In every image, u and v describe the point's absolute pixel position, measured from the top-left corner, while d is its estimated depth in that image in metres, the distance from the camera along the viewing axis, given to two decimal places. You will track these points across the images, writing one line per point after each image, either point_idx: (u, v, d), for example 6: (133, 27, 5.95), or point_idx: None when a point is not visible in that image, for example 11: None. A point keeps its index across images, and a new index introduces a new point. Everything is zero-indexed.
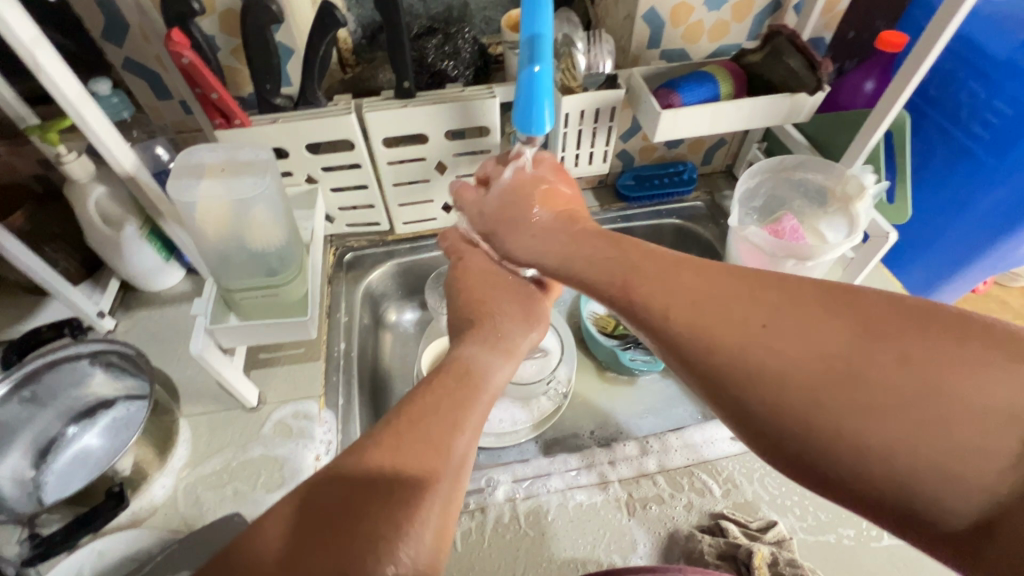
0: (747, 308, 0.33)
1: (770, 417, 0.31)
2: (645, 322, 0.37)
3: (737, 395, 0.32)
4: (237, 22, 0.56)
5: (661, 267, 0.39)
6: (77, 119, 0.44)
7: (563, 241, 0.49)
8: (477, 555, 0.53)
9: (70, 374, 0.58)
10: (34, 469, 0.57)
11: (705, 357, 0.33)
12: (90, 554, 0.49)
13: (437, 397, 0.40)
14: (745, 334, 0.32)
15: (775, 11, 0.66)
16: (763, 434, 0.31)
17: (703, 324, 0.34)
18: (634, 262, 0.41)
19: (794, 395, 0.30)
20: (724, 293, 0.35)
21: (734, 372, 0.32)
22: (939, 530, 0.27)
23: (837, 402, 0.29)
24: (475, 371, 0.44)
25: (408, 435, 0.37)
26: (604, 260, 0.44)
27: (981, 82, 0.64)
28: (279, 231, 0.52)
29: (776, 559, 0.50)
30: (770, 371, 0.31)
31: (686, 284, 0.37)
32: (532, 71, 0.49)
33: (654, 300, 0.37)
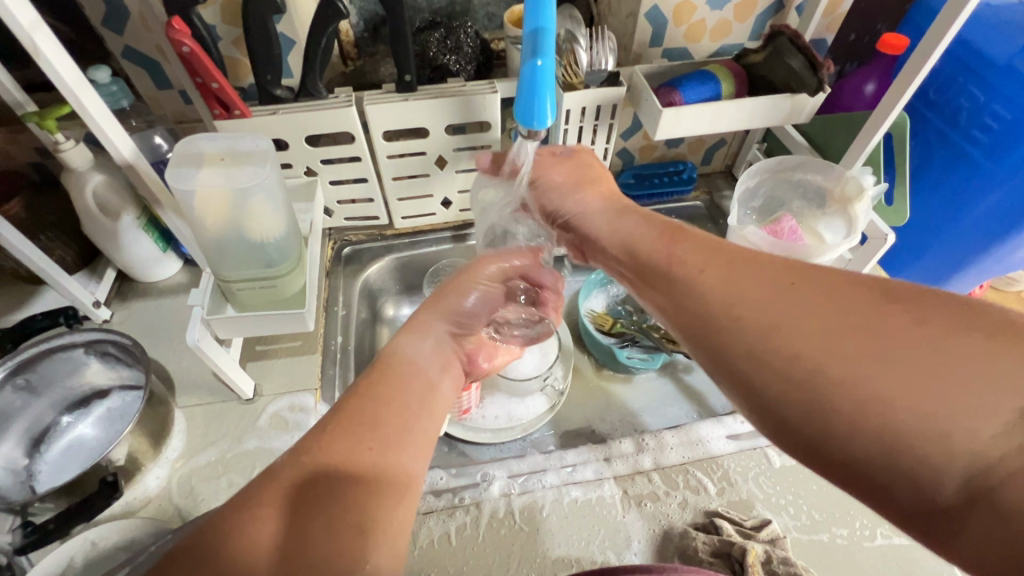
0: (780, 272, 0.36)
1: (784, 365, 0.32)
2: (681, 285, 0.40)
3: (756, 344, 0.34)
4: (238, 12, 0.56)
5: (705, 243, 0.42)
6: (75, 105, 0.43)
7: (617, 224, 0.51)
8: (471, 550, 0.53)
9: (67, 363, 0.57)
10: (28, 458, 0.56)
11: (735, 308, 0.36)
12: (83, 543, 0.49)
13: (385, 389, 0.41)
14: (773, 291, 0.35)
15: (777, 12, 0.66)
16: (773, 383, 0.33)
17: (739, 283, 0.37)
18: (679, 239, 0.45)
19: (809, 343, 0.32)
20: (759, 267, 0.37)
21: (759, 323, 0.34)
22: (929, 495, 0.28)
23: (848, 352, 0.31)
24: (419, 358, 0.45)
25: (348, 433, 0.37)
26: (647, 241, 0.47)
27: (980, 86, 0.65)
28: (278, 222, 0.52)
29: (769, 557, 0.50)
30: (786, 333, 0.33)
31: (729, 254, 0.40)
32: (534, 65, 0.49)
33: (695, 270, 0.40)
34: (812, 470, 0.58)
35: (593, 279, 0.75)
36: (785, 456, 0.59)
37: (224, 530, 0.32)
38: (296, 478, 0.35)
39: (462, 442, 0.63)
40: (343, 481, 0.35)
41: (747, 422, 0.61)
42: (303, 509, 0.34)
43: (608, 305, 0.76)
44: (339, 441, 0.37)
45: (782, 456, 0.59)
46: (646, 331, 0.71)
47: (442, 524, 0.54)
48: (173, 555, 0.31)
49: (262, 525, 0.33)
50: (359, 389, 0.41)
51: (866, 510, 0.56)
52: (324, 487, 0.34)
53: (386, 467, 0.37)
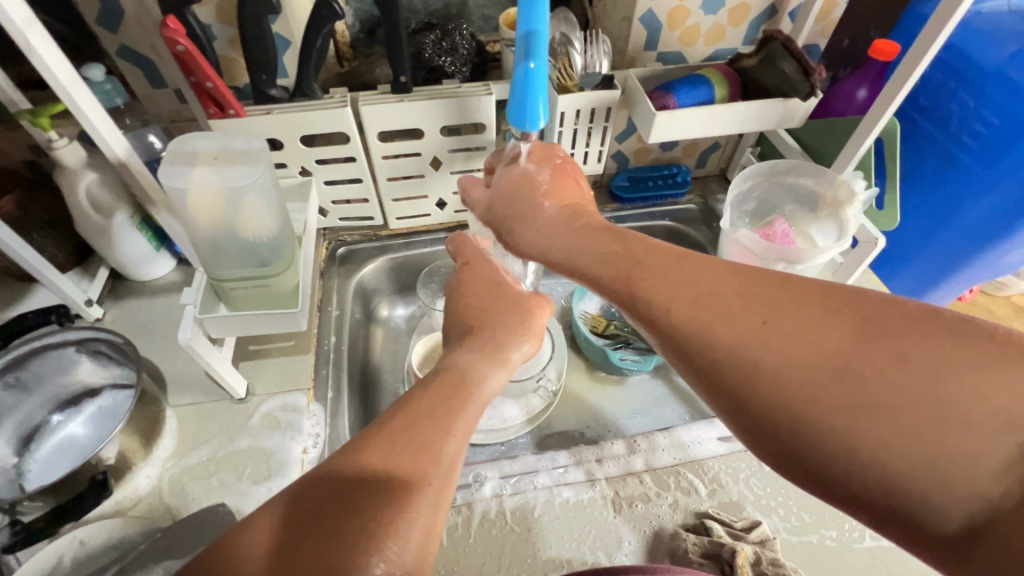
0: (748, 304, 0.33)
1: (767, 416, 0.31)
2: (645, 317, 0.37)
3: (734, 390, 0.33)
4: (233, 12, 0.56)
5: (664, 259, 0.39)
6: (68, 104, 0.43)
7: (565, 234, 0.47)
8: (462, 551, 0.53)
9: (57, 361, 0.57)
10: (17, 456, 0.56)
11: (708, 347, 0.34)
12: (72, 541, 0.49)
13: (428, 399, 0.38)
14: (744, 331, 0.33)
15: (770, 17, 0.66)
16: (761, 429, 0.32)
17: (704, 318, 0.34)
18: (636, 253, 0.41)
19: (791, 392, 0.30)
20: (724, 292, 0.35)
21: (733, 368, 0.33)
22: (931, 530, 0.28)
23: (832, 400, 0.29)
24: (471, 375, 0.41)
25: (395, 433, 0.35)
26: (606, 254, 0.43)
27: (970, 92, 0.65)
28: (271, 223, 0.52)
29: (759, 558, 0.50)
30: (766, 376, 0.31)
31: (689, 275, 0.37)
32: (527, 68, 0.49)
33: (658, 295, 0.37)
34: None
35: (586, 281, 0.75)
36: None
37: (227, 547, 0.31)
38: (320, 484, 0.33)
39: None
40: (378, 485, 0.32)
41: None
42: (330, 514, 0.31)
43: (602, 307, 0.76)
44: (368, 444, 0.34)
45: None
46: (639, 333, 0.72)
47: None
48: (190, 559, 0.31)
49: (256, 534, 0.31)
50: (406, 398, 0.38)
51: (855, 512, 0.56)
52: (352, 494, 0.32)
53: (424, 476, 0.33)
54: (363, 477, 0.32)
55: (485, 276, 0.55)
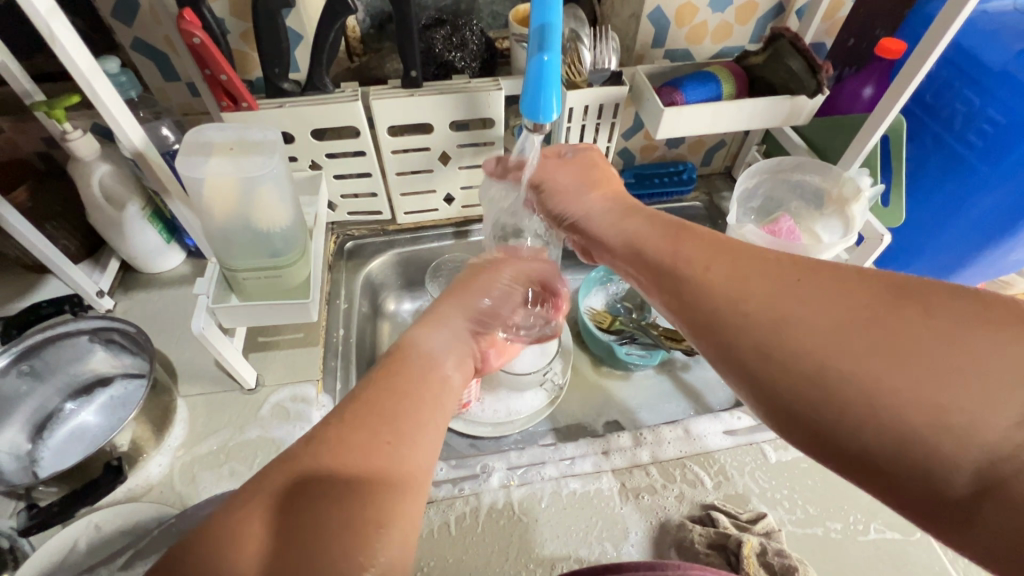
0: (782, 269, 0.36)
1: (794, 363, 0.32)
2: (681, 280, 0.40)
3: (761, 340, 0.34)
4: (247, 6, 0.57)
5: (706, 237, 0.42)
6: (87, 92, 0.44)
7: (617, 216, 0.50)
8: (470, 540, 0.54)
9: (72, 350, 0.58)
10: (31, 443, 0.57)
11: (738, 304, 0.36)
12: (87, 526, 0.51)
13: (396, 384, 0.40)
14: (775, 288, 0.35)
15: (778, 15, 0.67)
16: (781, 378, 0.33)
17: (739, 278, 0.37)
18: (683, 233, 0.44)
19: (816, 340, 0.32)
20: (759, 259, 0.37)
21: (762, 320, 0.34)
22: (942, 488, 0.29)
23: (857, 349, 0.31)
24: (428, 353, 0.44)
25: (364, 426, 0.37)
26: (651, 233, 0.46)
27: (976, 90, 0.66)
28: (284, 214, 0.52)
29: (765, 549, 0.51)
30: (795, 326, 0.33)
31: (728, 249, 0.40)
32: (540, 61, 0.50)
33: (694, 264, 0.40)
34: (807, 465, 0.59)
35: (592, 277, 0.76)
36: (781, 452, 0.60)
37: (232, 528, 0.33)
38: (306, 483, 0.34)
39: (462, 435, 0.64)
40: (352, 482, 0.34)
41: (744, 417, 0.62)
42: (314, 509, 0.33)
43: (608, 303, 0.77)
44: (345, 442, 0.36)
45: (778, 452, 0.60)
46: (646, 328, 0.71)
47: (441, 514, 0.55)
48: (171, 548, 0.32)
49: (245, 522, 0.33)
50: (374, 387, 0.40)
51: (860, 505, 0.57)
52: (333, 490, 0.34)
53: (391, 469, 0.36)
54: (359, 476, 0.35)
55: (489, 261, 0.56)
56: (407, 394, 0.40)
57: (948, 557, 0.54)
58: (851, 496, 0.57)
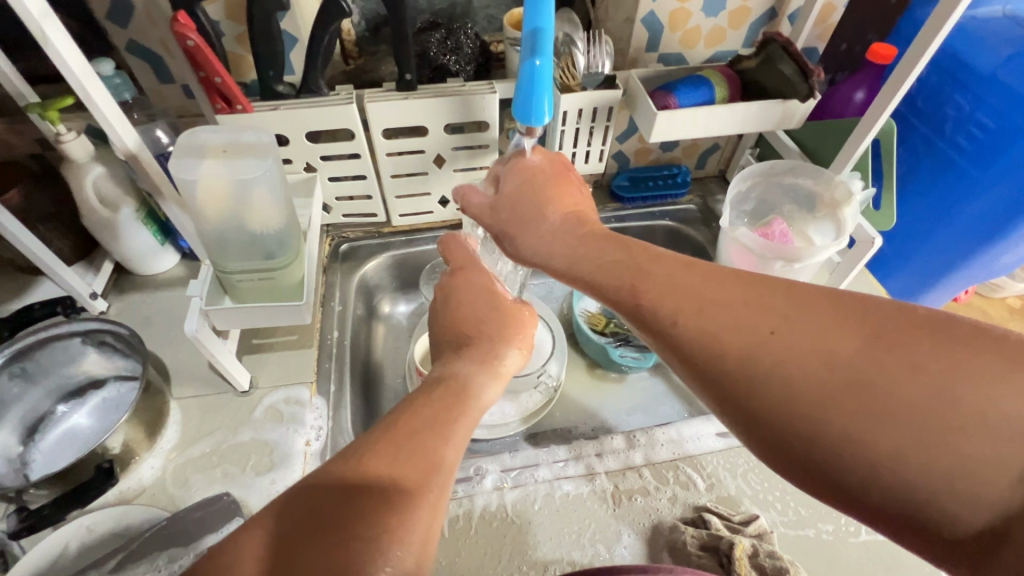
0: (756, 314, 0.32)
1: (785, 425, 0.30)
2: (649, 325, 0.36)
3: (746, 403, 0.31)
4: (242, 9, 0.57)
5: (668, 267, 0.37)
6: (80, 94, 0.44)
7: (568, 240, 0.44)
8: (463, 542, 0.54)
9: (64, 352, 0.58)
10: (22, 446, 0.56)
11: (717, 357, 0.32)
12: (78, 529, 0.50)
13: (429, 407, 0.37)
14: (752, 341, 0.31)
15: (770, 20, 0.68)
16: (775, 443, 0.31)
17: (712, 328, 0.33)
18: (641, 264, 0.39)
19: (806, 406, 0.29)
20: (731, 299, 0.33)
21: (744, 382, 0.31)
22: (948, 538, 0.27)
23: (847, 414, 0.28)
24: (469, 385, 0.41)
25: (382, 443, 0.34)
26: (611, 261, 0.40)
27: (965, 95, 0.66)
28: (279, 215, 0.53)
29: (756, 551, 0.51)
30: (780, 384, 0.30)
31: (693, 284, 0.35)
32: (533, 64, 0.50)
33: (661, 304, 0.35)
34: None
35: None
36: None
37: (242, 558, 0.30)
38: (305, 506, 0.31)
39: None
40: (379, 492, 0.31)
41: None
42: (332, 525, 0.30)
43: (602, 305, 0.77)
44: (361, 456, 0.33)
45: None
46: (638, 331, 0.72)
47: None
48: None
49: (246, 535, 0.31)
50: (408, 408, 0.37)
51: None
52: (356, 502, 0.31)
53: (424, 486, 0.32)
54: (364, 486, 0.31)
55: (479, 288, 0.53)
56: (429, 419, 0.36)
57: None
58: None
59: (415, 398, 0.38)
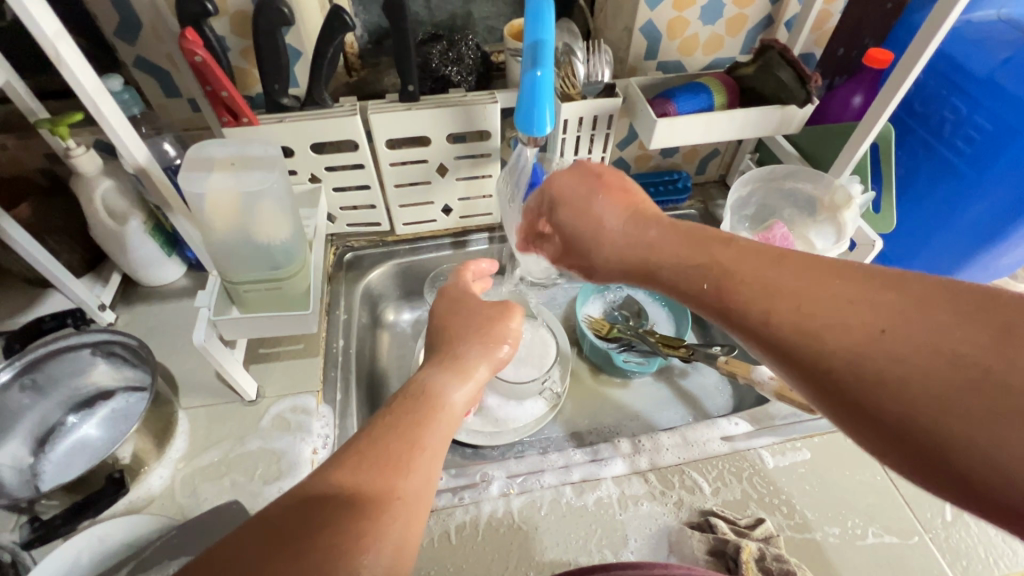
0: (864, 311, 0.30)
1: (899, 424, 0.28)
2: (741, 325, 0.35)
3: (857, 401, 0.30)
4: (247, 24, 0.58)
5: (756, 264, 0.36)
6: (92, 111, 0.45)
7: (641, 243, 0.43)
8: (470, 548, 0.54)
9: (73, 363, 0.59)
10: (32, 457, 0.57)
11: (820, 359, 0.31)
12: (89, 539, 0.50)
13: (403, 419, 0.39)
14: (861, 337, 0.30)
15: (766, 27, 0.69)
16: (887, 440, 0.29)
17: (813, 326, 0.32)
18: (723, 264, 0.38)
19: (926, 404, 0.27)
20: (834, 293, 0.32)
21: (854, 380, 0.30)
22: None
23: (975, 417, 0.26)
24: (436, 389, 0.43)
25: (364, 453, 0.36)
26: (689, 267, 0.40)
27: (962, 99, 0.67)
28: (286, 226, 0.53)
29: (763, 555, 0.51)
30: (892, 382, 0.28)
31: (792, 282, 0.34)
32: (534, 75, 0.51)
33: (750, 302, 0.35)
34: (803, 470, 0.59)
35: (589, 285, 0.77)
36: (779, 457, 0.60)
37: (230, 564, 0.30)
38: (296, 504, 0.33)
39: (460, 444, 0.64)
40: (343, 500, 0.33)
41: (741, 424, 0.63)
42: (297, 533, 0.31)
43: (605, 311, 0.77)
44: (348, 466, 0.35)
45: (775, 457, 0.60)
46: (643, 335, 0.71)
47: (441, 522, 0.55)
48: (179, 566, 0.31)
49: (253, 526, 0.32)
50: (369, 430, 0.38)
51: (857, 510, 0.57)
52: (332, 508, 0.33)
53: (389, 498, 0.34)
54: (342, 494, 0.34)
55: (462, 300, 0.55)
56: (412, 430, 0.38)
57: (945, 558, 0.54)
58: (848, 502, 0.58)
59: (386, 408, 0.40)
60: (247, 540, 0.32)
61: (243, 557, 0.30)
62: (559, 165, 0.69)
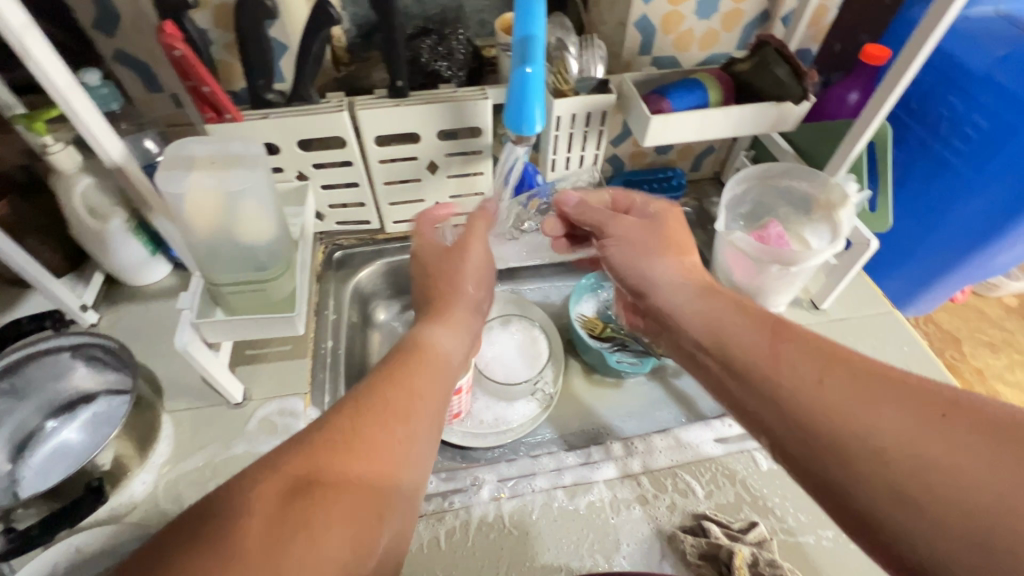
0: (921, 401, 0.33)
1: (936, 511, 0.30)
2: (786, 383, 0.38)
3: (899, 479, 0.31)
4: (230, 17, 0.56)
5: (814, 341, 0.40)
6: (62, 106, 0.43)
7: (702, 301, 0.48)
8: (461, 554, 0.53)
9: (53, 368, 0.57)
10: (11, 463, 0.55)
11: (868, 433, 0.33)
12: (68, 548, 0.49)
13: (401, 374, 0.44)
14: (918, 421, 0.32)
15: (763, 22, 0.67)
16: (919, 523, 0.30)
17: (870, 402, 0.34)
18: (786, 326, 0.42)
19: (973, 497, 0.29)
20: (892, 380, 0.35)
21: (898, 460, 0.32)
22: None
23: (1019, 517, 0.28)
24: (427, 343, 0.50)
25: (380, 411, 0.40)
26: (746, 319, 0.44)
27: (959, 95, 0.66)
28: (268, 225, 0.52)
29: (756, 560, 0.51)
30: (938, 469, 0.31)
31: (849, 362, 0.37)
32: (524, 72, 0.49)
33: (805, 370, 0.38)
34: None
35: (583, 283, 0.75)
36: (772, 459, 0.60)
37: (228, 503, 0.32)
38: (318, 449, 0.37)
39: (453, 447, 0.63)
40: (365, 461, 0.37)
41: (735, 425, 0.62)
42: (317, 492, 0.34)
43: (599, 310, 0.76)
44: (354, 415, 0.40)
45: (769, 459, 0.60)
46: (636, 335, 0.71)
47: (431, 528, 0.54)
48: (184, 513, 0.32)
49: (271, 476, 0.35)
50: (365, 386, 0.43)
51: None
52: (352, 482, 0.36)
53: (402, 451, 0.40)
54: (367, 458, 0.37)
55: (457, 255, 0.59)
56: (416, 382, 0.44)
57: None
58: None
59: (379, 363, 0.46)
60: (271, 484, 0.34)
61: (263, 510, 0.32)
62: (551, 161, 0.68)
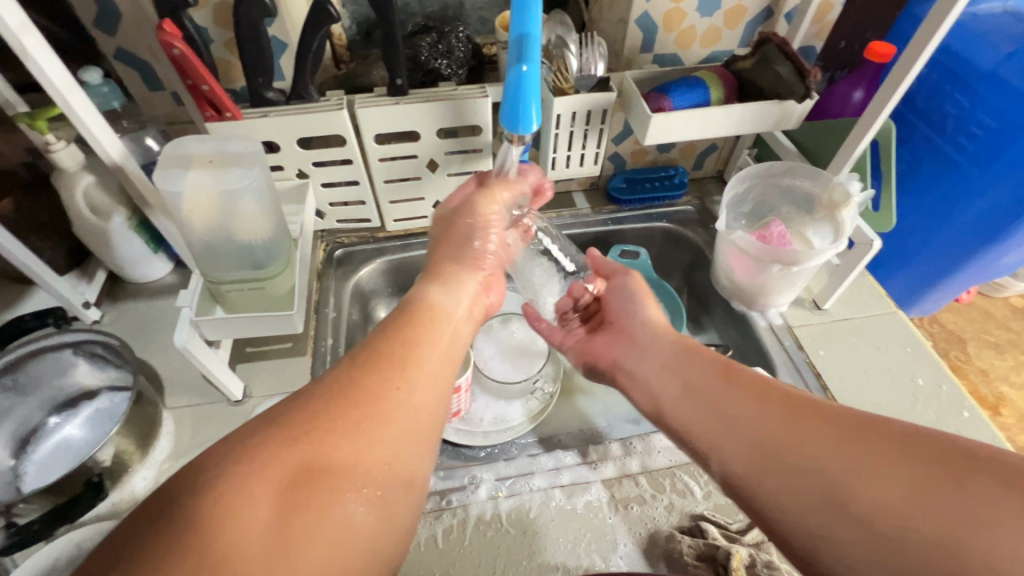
0: (824, 417, 0.36)
1: (836, 514, 0.32)
2: (719, 422, 0.41)
3: (803, 492, 0.34)
4: (229, 15, 0.56)
5: (745, 379, 0.43)
6: (61, 104, 0.43)
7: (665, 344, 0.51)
8: (458, 553, 0.53)
9: (54, 365, 0.57)
10: (14, 459, 0.56)
11: (780, 454, 0.36)
12: (67, 543, 0.49)
13: (404, 331, 0.43)
14: (818, 439, 0.35)
15: (766, 19, 0.67)
16: (822, 528, 0.33)
17: (777, 430, 0.37)
18: (727, 364, 0.45)
19: (865, 496, 0.32)
20: (801, 406, 0.38)
21: (801, 475, 0.35)
22: None
23: (903, 510, 0.30)
24: (432, 300, 0.48)
25: (378, 369, 0.39)
26: (694, 360, 0.47)
27: (965, 93, 0.65)
28: (265, 224, 0.52)
29: (753, 562, 0.51)
30: (835, 477, 0.33)
31: (769, 396, 0.40)
32: (520, 71, 0.49)
33: (733, 407, 0.41)
34: None
35: None
36: None
37: (216, 468, 0.31)
38: (308, 416, 0.35)
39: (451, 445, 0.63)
40: (361, 424, 0.36)
41: None
42: (310, 470, 0.33)
43: None
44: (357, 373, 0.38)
45: None
46: None
47: (428, 527, 0.54)
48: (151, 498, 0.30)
49: (265, 450, 0.32)
50: (372, 338, 0.42)
51: None
52: (333, 452, 0.34)
53: (409, 406, 0.38)
54: (358, 424, 0.36)
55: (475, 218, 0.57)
56: (422, 341, 0.42)
57: None
58: None
59: (384, 321, 0.44)
60: (266, 459, 0.32)
61: (262, 489, 0.31)
62: (551, 160, 0.68)
